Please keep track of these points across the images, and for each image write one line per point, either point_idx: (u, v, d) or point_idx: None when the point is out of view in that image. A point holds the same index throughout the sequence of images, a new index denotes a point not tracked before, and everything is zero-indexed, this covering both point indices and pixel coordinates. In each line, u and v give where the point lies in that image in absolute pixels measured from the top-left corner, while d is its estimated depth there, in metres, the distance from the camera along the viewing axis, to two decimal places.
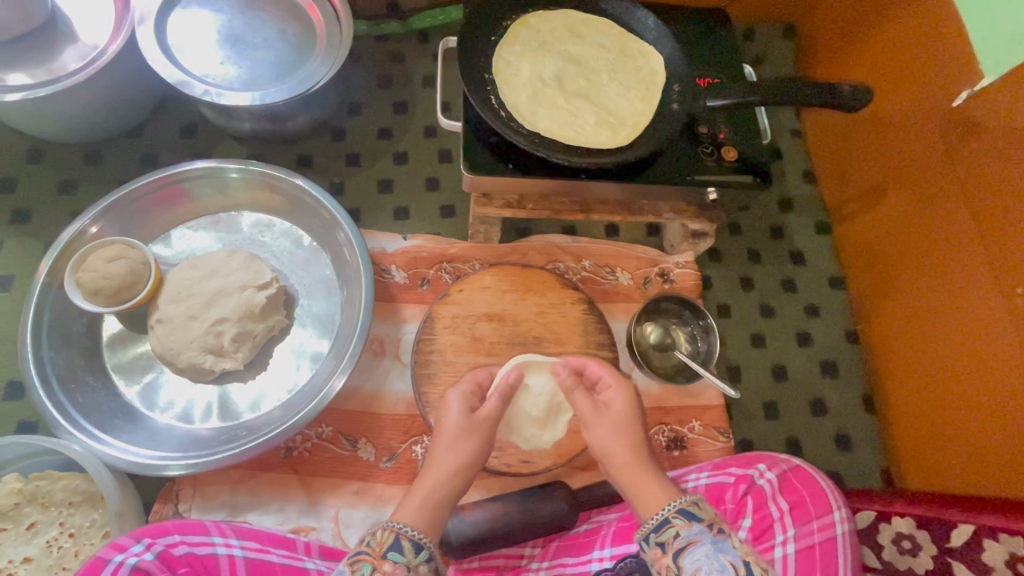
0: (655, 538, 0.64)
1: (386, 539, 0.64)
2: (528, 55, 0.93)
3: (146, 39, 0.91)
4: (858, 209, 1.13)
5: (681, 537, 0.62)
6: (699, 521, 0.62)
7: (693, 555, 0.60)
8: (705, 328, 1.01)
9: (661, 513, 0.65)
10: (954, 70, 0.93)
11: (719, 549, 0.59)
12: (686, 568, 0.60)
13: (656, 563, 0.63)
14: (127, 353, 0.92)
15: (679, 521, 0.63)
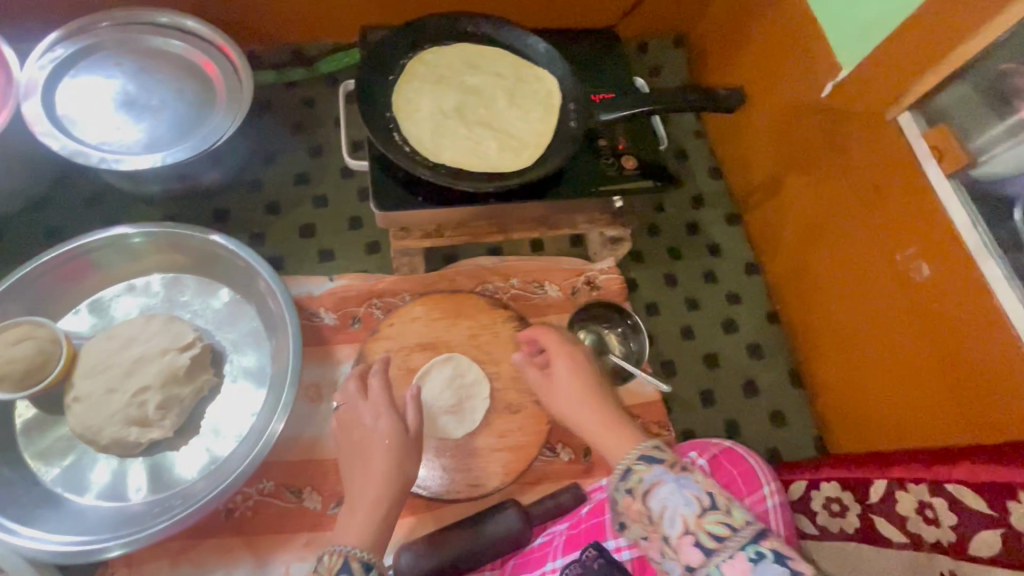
0: (621, 486, 0.60)
1: (333, 563, 0.64)
2: (427, 90, 0.96)
3: (33, 112, 0.89)
4: (762, 198, 1.21)
5: (646, 480, 0.59)
6: (660, 464, 0.59)
7: (659, 495, 0.57)
8: (634, 327, 1.07)
9: (624, 461, 0.61)
10: (819, 64, 1.02)
11: (681, 484, 0.57)
12: (655, 506, 0.57)
13: (626, 510, 0.60)
14: (46, 437, 0.88)
15: (641, 467, 0.60)
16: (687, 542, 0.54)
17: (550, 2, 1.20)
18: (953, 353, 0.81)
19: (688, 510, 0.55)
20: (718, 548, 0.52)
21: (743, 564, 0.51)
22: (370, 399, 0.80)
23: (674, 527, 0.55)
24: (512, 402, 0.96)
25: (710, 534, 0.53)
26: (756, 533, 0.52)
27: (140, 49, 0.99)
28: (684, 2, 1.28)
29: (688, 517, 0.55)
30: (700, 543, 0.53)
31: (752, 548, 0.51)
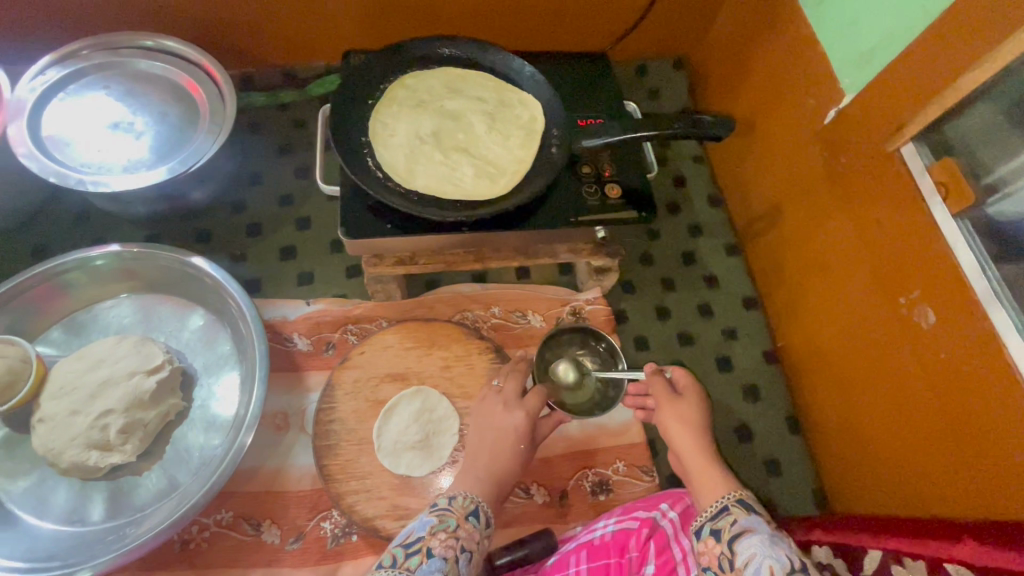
0: (711, 526, 0.65)
1: (466, 504, 0.71)
2: (405, 115, 0.94)
3: (19, 134, 0.91)
4: (763, 228, 1.14)
5: (738, 524, 0.63)
6: (758, 514, 0.64)
7: (747, 543, 0.60)
8: (610, 349, 0.98)
9: (720, 501, 0.67)
10: (821, 89, 0.96)
11: (774, 541, 0.59)
12: (740, 554, 0.60)
13: (708, 553, 0.63)
14: (10, 457, 0.87)
15: (737, 510, 0.65)
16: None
17: (542, 25, 1.18)
18: (966, 409, 0.73)
19: (779, 564, 0.56)
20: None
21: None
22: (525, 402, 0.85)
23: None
24: None
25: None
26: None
27: (129, 72, 1.00)
28: (684, 24, 1.24)
29: (777, 572, 0.56)
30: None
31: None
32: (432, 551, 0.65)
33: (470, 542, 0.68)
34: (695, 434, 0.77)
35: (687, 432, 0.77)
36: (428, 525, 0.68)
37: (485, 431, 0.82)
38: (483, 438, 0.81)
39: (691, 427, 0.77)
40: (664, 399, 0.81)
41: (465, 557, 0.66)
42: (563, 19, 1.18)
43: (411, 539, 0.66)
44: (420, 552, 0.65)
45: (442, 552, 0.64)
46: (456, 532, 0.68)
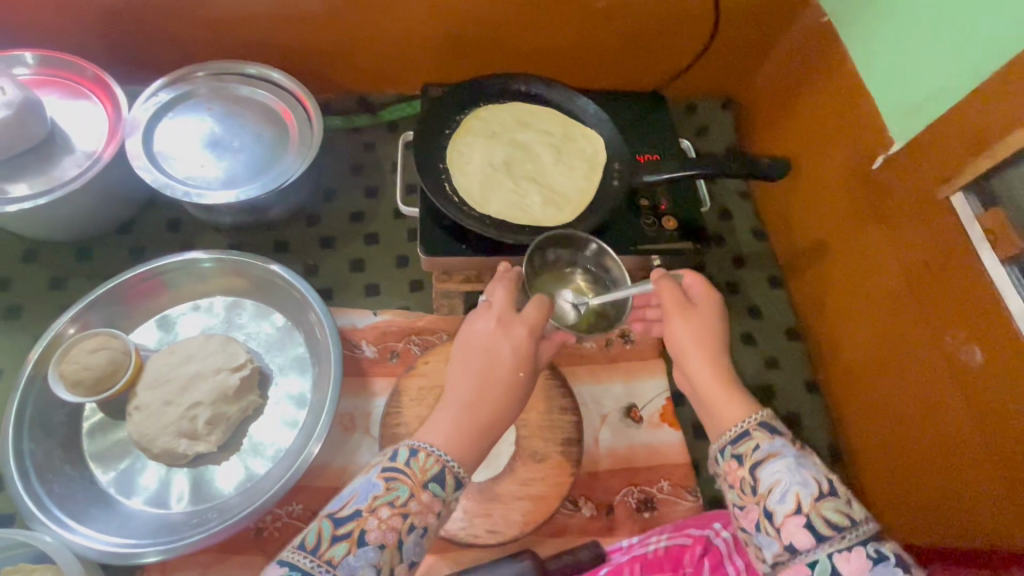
0: (732, 450, 0.68)
1: (428, 467, 0.64)
2: (479, 145, 1.02)
3: (134, 148, 1.01)
4: (806, 262, 1.19)
5: (761, 449, 0.66)
6: (781, 436, 0.67)
7: (771, 468, 0.64)
8: (598, 251, 0.91)
9: (742, 426, 0.69)
10: (869, 136, 1.02)
11: (800, 466, 0.63)
12: (764, 480, 0.64)
13: (730, 474, 0.67)
14: (105, 440, 0.95)
15: (759, 434, 0.67)
16: (795, 524, 0.60)
17: (601, 64, 1.27)
18: (1015, 443, 0.77)
19: (807, 491, 0.61)
20: (832, 537, 0.59)
21: (865, 563, 0.57)
22: (524, 316, 0.75)
23: (784, 504, 0.62)
24: (537, 450, 0.96)
25: (825, 520, 0.60)
26: (873, 534, 0.59)
27: (230, 96, 1.11)
28: (734, 67, 1.31)
29: (804, 498, 0.61)
30: (810, 525, 0.60)
31: (875, 547, 0.58)
32: (364, 538, 0.60)
33: (423, 513, 0.62)
34: (704, 345, 0.77)
35: (698, 343, 0.77)
36: (370, 494, 0.62)
37: (474, 355, 0.71)
38: (472, 364, 0.71)
39: (704, 340, 0.77)
40: (678, 308, 0.80)
41: (414, 534, 0.62)
42: (620, 59, 1.26)
43: (347, 513, 0.61)
44: (350, 537, 0.60)
45: (378, 536, 0.60)
46: (405, 503, 0.62)
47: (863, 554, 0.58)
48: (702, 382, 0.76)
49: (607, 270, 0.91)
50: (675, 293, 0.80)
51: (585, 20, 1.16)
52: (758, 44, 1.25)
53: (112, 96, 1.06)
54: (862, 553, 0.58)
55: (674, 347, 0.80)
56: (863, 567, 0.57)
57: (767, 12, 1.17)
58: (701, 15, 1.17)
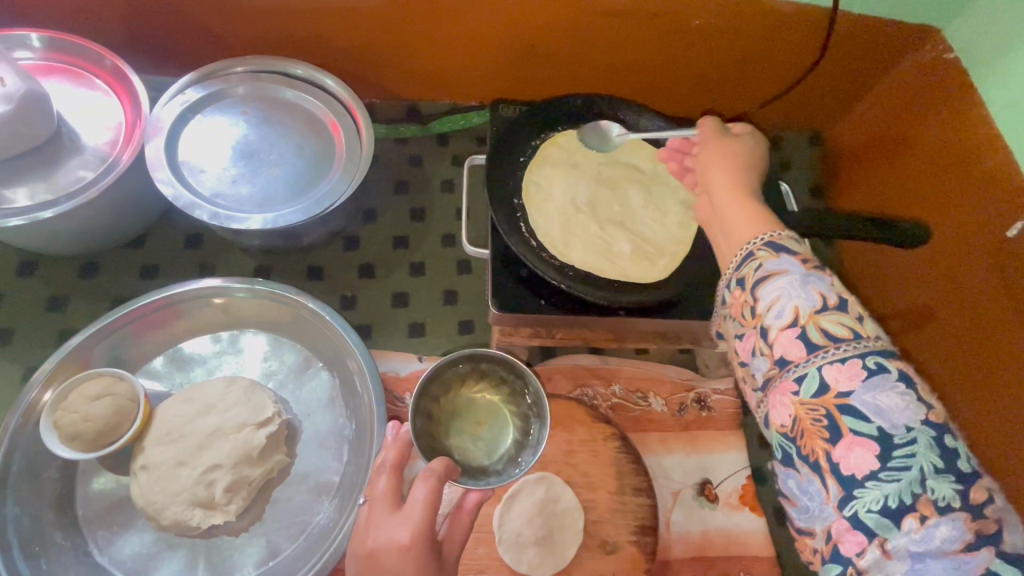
0: (737, 276, 0.66)
1: None
2: (560, 178, 0.89)
3: (156, 157, 0.86)
4: (905, 324, 1.06)
5: (763, 269, 0.63)
6: (789, 255, 0.62)
7: (773, 286, 0.61)
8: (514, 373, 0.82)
9: (748, 248, 0.65)
10: (1003, 199, 0.88)
11: (805, 282, 0.60)
12: (764, 299, 0.61)
13: (736, 302, 0.65)
14: (103, 503, 0.80)
15: (764, 253, 0.64)
16: (788, 336, 0.59)
17: (685, 86, 1.13)
18: None
19: (806, 303, 0.59)
20: (827, 346, 0.57)
21: (859, 374, 0.55)
22: (410, 504, 0.60)
23: (780, 318, 0.60)
24: (608, 539, 0.84)
25: (823, 331, 0.57)
26: (881, 347, 0.56)
27: (269, 100, 0.96)
28: (828, 101, 1.17)
29: (804, 311, 0.59)
30: (804, 335, 0.58)
31: (873, 359, 0.55)
32: None
33: None
34: (736, 161, 0.75)
35: (726, 160, 0.75)
36: None
37: None
38: None
39: (732, 155, 0.75)
40: (711, 139, 0.78)
41: None
42: (706, 83, 1.12)
43: None
44: None
45: None
46: None
47: (858, 365, 0.55)
48: (720, 202, 0.73)
49: (532, 417, 0.81)
50: (713, 126, 0.79)
51: (677, 39, 1.01)
52: (861, 78, 1.11)
53: (130, 90, 0.91)
54: (858, 364, 0.55)
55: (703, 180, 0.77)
56: (855, 378, 0.55)
57: (882, 46, 1.03)
58: (806, 42, 1.02)
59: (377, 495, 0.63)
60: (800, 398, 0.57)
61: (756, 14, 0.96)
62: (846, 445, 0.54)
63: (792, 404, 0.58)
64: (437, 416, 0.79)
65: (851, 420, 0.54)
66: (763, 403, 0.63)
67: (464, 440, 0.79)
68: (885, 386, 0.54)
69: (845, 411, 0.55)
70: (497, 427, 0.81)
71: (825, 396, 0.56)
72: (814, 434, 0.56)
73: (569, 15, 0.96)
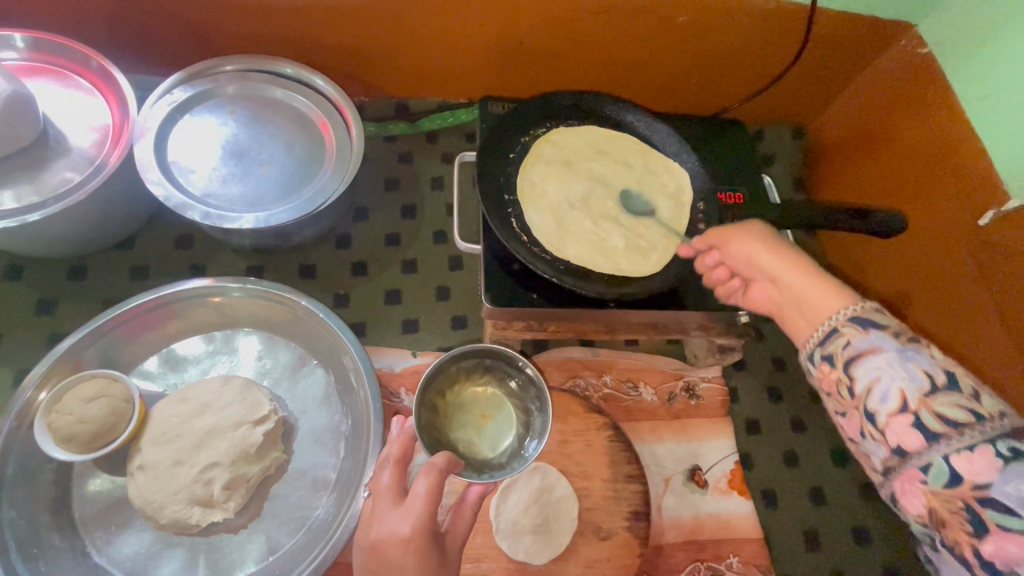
0: (821, 351, 0.62)
1: None
2: (551, 175, 0.91)
3: (146, 157, 0.86)
4: (888, 312, 1.09)
5: (853, 346, 0.59)
6: (878, 329, 0.58)
7: (869, 364, 0.57)
8: (528, 377, 0.83)
9: (828, 324, 0.62)
10: (976, 188, 0.92)
11: (904, 358, 0.55)
12: (860, 379, 0.57)
13: (825, 378, 0.61)
14: (99, 504, 0.81)
15: (850, 329, 0.60)
16: (901, 424, 0.54)
17: (670, 81, 1.15)
18: None
19: (913, 386, 0.54)
20: (946, 434, 0.51)
21: (991, 461, 0.49)
22: (411, 499, 0.60)
23: (886, 402, 0.55)
24: (602, 526, 0.86)
25: (939, 418, 0.52)
26: (1010, 428, 0.50)
27: (258, 100, 0.96)
28: (809, 94, 1.20)
29: (911, 394, 0.54)
30: (919, 423, 0.53)
31: (1006, 445, 0.49)
32: None
33: None
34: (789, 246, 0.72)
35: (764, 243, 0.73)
36: None
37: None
38: None
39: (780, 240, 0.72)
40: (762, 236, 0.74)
41: None
42: (690, 79, 1.15)
43: None
44: None
45: None
46: None
47: (990, 453, 0.49)
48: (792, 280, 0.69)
49: (534, 411, 0.82)
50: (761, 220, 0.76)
51: (662, 36, 1.03)
52: (839, 72, 1.13)
53: (117, 91, 0.90)
54: (988, 453, 0.49)
55: (751, 270, 0.74)
56: (989, 468, 0.49)
57: (859, 43, 1.06)
58: (788, 37, 1.05)
59: (380, 490, 0.64)
60: (930, 488, 0.52)
61: (738, 11, 0.98)
62: (996, 538, 0.48)
63: (924, 495, 0.53)
64: (442, 410, 0.81)
65: (996, 515, 0.48)
66: (887, 486, 0.57)
67: (470, 436, 0.80)
68: (1021, 473, 0.48)
69: (987, 505, 0.49)
70: (501, 422, 0.82)
71: (959, 487, 0.51)
72: (956, 526, 0.51)
73: (555, 13, 0.97)
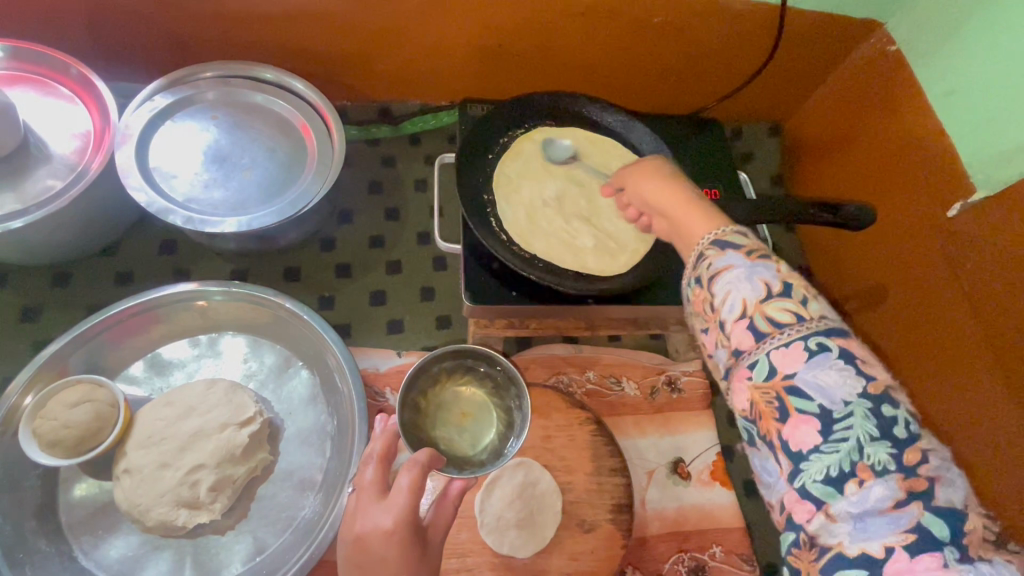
0: (692, 275, 0.58)
1: None
2: (529, 175, 0.93)
3: (127, 164, 0.87)
4: (862, 305, 1.11)
5: (713, 266, 0.56)
6: (734, 248, 0.56)
7: (724, 280, 0.55)
8: (507, 375, 0.84)
9: (705, 241, 0.58)
10: (945, 181, 0.95)
11: (752, 271, 0.54)
12: (717, 294, 0.55)
13: (695, 301, 0.58)
14: (86, 509, 0.81)
15: (713, 251, 0.57)
16: (739, 329, 0.53)
17: (647, 81, 1.17)
18: None
19: (751, 294, 0.53)
20: (772, 333, 0.51)
21: (800, 354, 0.50)
22: (395, 492, 0.61)
23: (732, 311, 0.54)
24: (586, 518, 0.88)
25: (768, 319, 0.52)
26: (827, 327, 0.50)
27: (240, 106, 0.97)
28: (785, 92, 1.22)
29: (750, 301, 0.53)
30: (752, 326, 0.52)
31: (815, 341, 0.50)
32: None
33: None
34: None
35: None
36: None
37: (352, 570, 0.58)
38: None
39: None
40: None
41: None
42: (668, 79, 1.17)
43: None
44: None
45: None
46: None
47: (801, 346, 0.50)
48: None
49: (514, 410, 0.83)
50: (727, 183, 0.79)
51: (637, 37, 1.05)
52: (812, 70, 1.16)
53: (98, 98, 0.91)
54: (800, 347, 0.50)
55: None
56: (799, 358, 0.50)
57: (830, 41, 1.08)
58: (760, 37, 1.07)
59: (362, 484, 0.64)
60: (753, 382, 0.52)
61: (711, 11, 1.01)
62: (793, 421, 0.49)
63: (749, 390, 0.52)
64: (424, 409, 0.81)
65: (798, 402, 0.49)
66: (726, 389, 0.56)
67: (450, 434, 0.80)
68: (825, 365, 0.49)
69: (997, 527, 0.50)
70: (481, 420, 0.83)
71: (774, 379, 0.51)
72: (767, 416, 0.51)
73: (532, 16, 0.99)
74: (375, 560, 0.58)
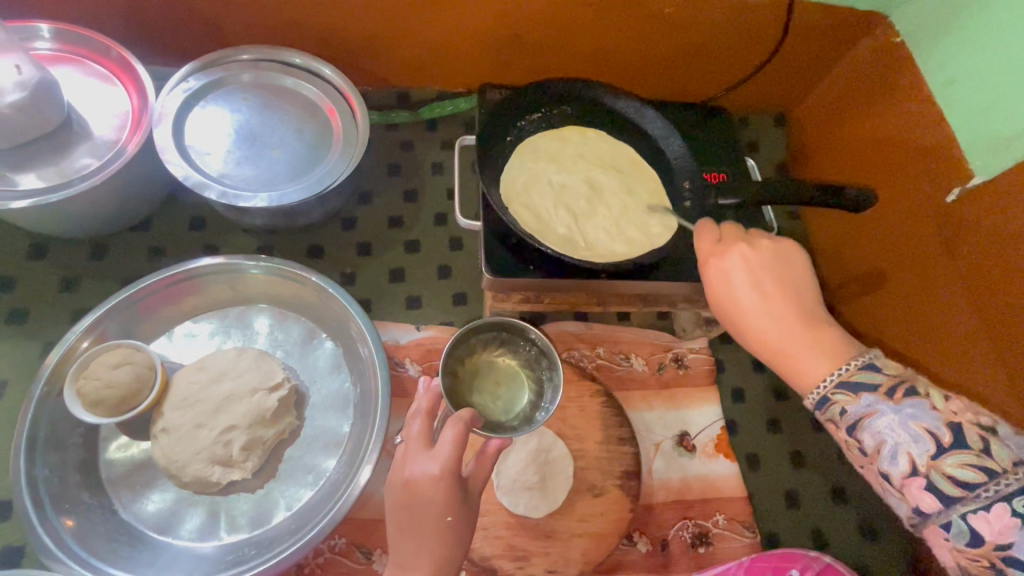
0: (825, 416, 0.67)
1: None
2: (544, 158, 1.00)
3: (164, 141, 0.92)
4: (860, 288, 1.16)
5: (853, 412, 0.64)
6: (871, 392, 0.63)
7: (874, 428, 0.62)
8: (540, 346, 0.89)
9: (818, 391, 0.67)
10: (942, 165, 0.99)
11: (904, 421, 0.61)
12: (870, 442, 0.63)
13: (838, 439, 0.66)
14: (126, 466, 0.86)
15: (842, 397, 0.65)
16: (915, 486, 0.60)
17: (657, 69, 1.20)
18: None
19: (918, 449, 0.60)
20: (964, 496, 0.58)
21: (1009, 520, 0.55)
22: (441, 445, 0.67)
23: (897, 465, 0.61)
24: (595, 484, 0.92)
25: (951, 478, 0.58)
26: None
27: (268, 87, 1.02)
28: (792, 82, 1.26)
29: (918, 457, 0.60)
30: (931, 484, 0.59)
31: (1020, 501, 0.55)
32: None
33: None
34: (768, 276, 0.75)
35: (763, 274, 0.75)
36: None
37: (403, 506, 0.66)
38: (403, 516, 0.66)
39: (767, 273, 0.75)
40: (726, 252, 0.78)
41: None
42: (678, 67, 1.20)
43: None
44: None
45: None
46: None
47: (1007, 511, 0.56)
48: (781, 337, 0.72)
49: (546, 379, 0.89)
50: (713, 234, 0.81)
51: (650, 26, 1.09)
52: (818, 61, 1.19)
53: (135, 79, 0.95)
54: (1003, 511, 0.56)
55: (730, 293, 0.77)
56: (1008, 526, 0.55)
57: (837, 32, 1.11)
58: (769, 28, 1.11)
59: (410, 435, 0.70)
60: (956, 546, 0.59)
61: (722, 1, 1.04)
62: None
63: (951, 550, 0.59)
64: (460, 375, 0.87)
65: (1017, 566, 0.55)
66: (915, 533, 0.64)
67: (487, 401, 0.86)
68: None
69: (1011, 562, 0.56)
70: (514, 389, 0.89)
71: (982, 546, 0.57)
72: None
73: (549, 4, 1.03)
74: (425, 500, 0.66)
